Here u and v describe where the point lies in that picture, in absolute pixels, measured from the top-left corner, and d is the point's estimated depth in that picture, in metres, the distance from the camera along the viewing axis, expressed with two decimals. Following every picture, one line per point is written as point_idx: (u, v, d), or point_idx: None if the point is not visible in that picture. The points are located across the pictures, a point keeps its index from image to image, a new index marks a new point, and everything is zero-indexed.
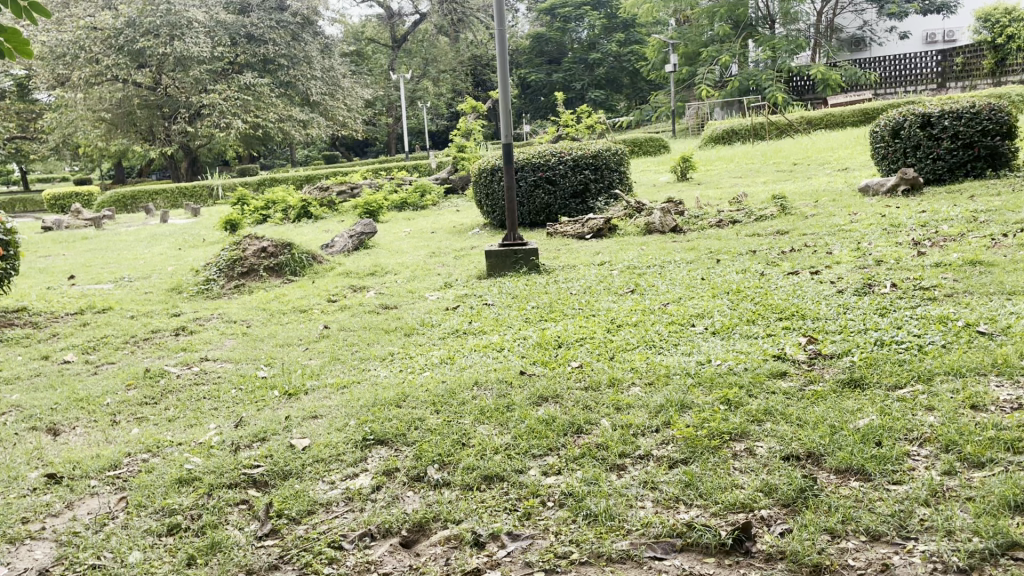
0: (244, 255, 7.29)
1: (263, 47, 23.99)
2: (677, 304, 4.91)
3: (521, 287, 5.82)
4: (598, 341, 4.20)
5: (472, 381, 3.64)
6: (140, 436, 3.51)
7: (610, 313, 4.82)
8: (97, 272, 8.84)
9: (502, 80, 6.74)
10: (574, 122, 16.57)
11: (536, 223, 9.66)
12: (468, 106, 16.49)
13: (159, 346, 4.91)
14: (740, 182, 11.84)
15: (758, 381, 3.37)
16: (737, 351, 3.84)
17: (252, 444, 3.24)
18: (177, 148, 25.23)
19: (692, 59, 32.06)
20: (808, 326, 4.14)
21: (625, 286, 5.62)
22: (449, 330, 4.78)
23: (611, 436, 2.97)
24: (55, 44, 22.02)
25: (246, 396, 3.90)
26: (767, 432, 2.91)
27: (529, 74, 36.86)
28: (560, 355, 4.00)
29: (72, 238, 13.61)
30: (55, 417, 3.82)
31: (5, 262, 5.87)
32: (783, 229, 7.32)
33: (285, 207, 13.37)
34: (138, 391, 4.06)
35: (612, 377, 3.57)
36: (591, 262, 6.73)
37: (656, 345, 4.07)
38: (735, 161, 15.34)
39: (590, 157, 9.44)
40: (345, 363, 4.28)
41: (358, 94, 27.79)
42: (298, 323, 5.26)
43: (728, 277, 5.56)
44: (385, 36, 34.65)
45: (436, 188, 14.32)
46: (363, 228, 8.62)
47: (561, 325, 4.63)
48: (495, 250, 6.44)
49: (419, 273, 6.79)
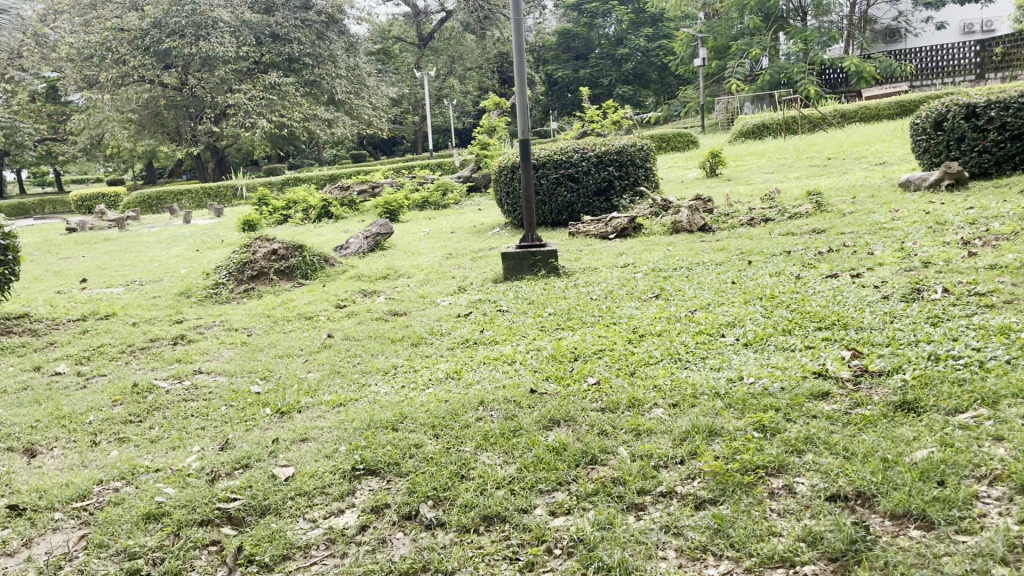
0: (253, 258, 7.04)
1: (288, 46, 23.84)
2: (705, 311, 4.54)
3: (538, 291, 5.47)
4: (618, 354, 3.84)
5: (478, 400, 3.31)
6: (117, 460, 3.22)
7: (633, 322, 4.46)
8: (110, 275, 8.66)
9: (520, 74, 6.41)
10: (600, 118, 16.20)
11: (559, 222, 9.32)
12: (491, 103, 16.16)
13: (155, 356, 4.64)
14: (771, 178, 11.38)
15: (795, 404, 3.00)
16: (772, 366, 3.46)
17: (233, 472, 2.95)
18: (203, 148, 25.22)
19: (722, 53, 31.45)
20: (850, 337, 3.75)
21: (649, 290, 5.26)
22: (459, 340, 4.46)
23: (630, 467, 2.62)
24: (83, 45, 22.12)
25: (236, 414, 3.60)
26: (808, 467, 2.55)
27: (555, 71, 36.45)
28: (576, 370, 3.66)
29: (95, 240, 13.53)
30: (31, 437, 3.54)
31: (4, 267, 5.60)
32: (819, 228, 6.88)
33: (305, 207, 13.17)
34: (123, 408, 3.78)
35: (631, 397, 3.22)
36: (613, 264, 6.38)
37: (681, 359, 3.70)
38: (765, 156, 14.83)
39: (614, 152, 9.03)
40: (344, 377, 3.98)
41: (383, 92, 27.68)
42: (302, 331, 4.97)
43: (761, 281, 5.17)
44: (412, 34, 34.43)
45: (458, 186, 14.03)
46: (379, 229, 8.35)
47: (579, 335, 4.28)
48: (512, 252, 6.10)
49: (433, 276, 6.48)
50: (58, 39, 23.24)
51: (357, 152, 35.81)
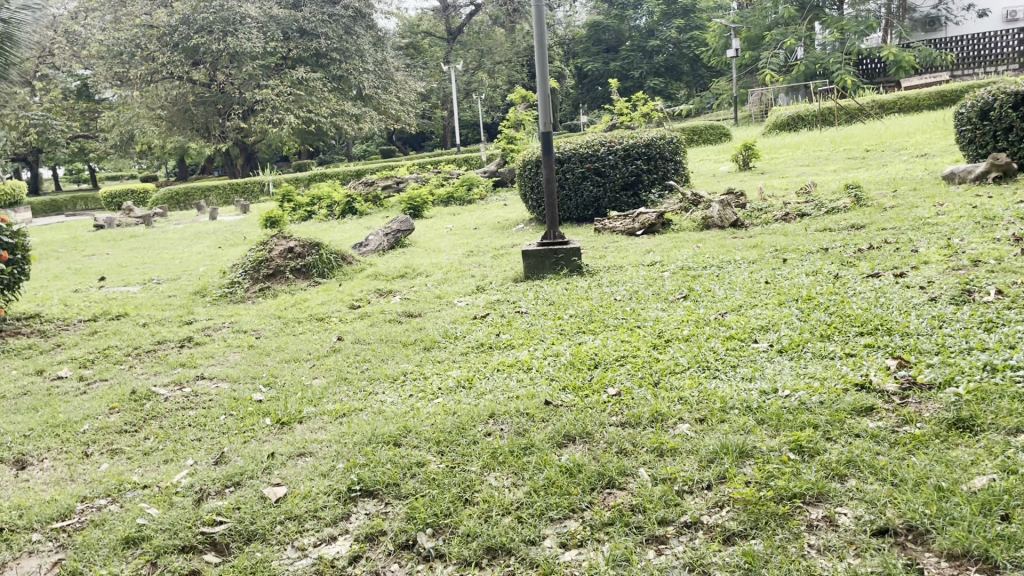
0: (269, 256, 6.88)
1: (316, 41, 23.59)
2: (737, 314, 4.25)
3: (559, 292, 5.22)
4: (640, 362, 3.58)
5: (489, 412, 3.09)
6: (105, 475, 3.02)
7: (659, 325, 4.18)
8: (129, 273, 8.55)
9: (542, 66, 6.14)
10: (630, 111, 15.87)
11: (585, 217, 9.06)
12: (518, 96, 15.86)
13: (159, 360, 4.47)
14: (806, 171, 10.99)
15: (837, 421, 2.72)
16: (810, 377, 3.17)
17: (223, 490, 2.75)
18: (232, 144, 25.29)
19: (756, 44, 30.88)
20: (896, 344, 3.44)
21: (677, 291, 4.97)
22: (474, 344, 4.22)
23: (651, 494, 2.36)
24: (113, 42, 22.05)
25: (235, 424, 3.40)
26: (852, 494, 2.27)
27: (585, 64, 35.99)
28: (595, 379, 3.40)
29: (120, 237, 13.52)
30: (21, 447, 3.37)
31: (13, 267, 5.46)
32: (858, 223, 6.54)
33: (329, 203, 13.02)
34: (120, 417, 3.60)
35: (654, 410, 2.96)
36: (639, 262, 6.10)
37: (709, 368, 3.43)
38: (801, 149, 14.37)
39: (643, 146, 8.73)
40: (351, 385, 3.76)
41: (410, 86, 27.55)
42: (312, 334, 4.77)
43: (797, 280, 4.86)
44: (441, 28, 34.27)
45: (484, 181, 13.79)
46: (399, 226, 8.15)
47: (600, 339, 4.02)
48: (533, 250, 5.87)
49: (452, 275, 6.26)
50: (89, 37, 23.34)
51: (386, 147, 35.73)
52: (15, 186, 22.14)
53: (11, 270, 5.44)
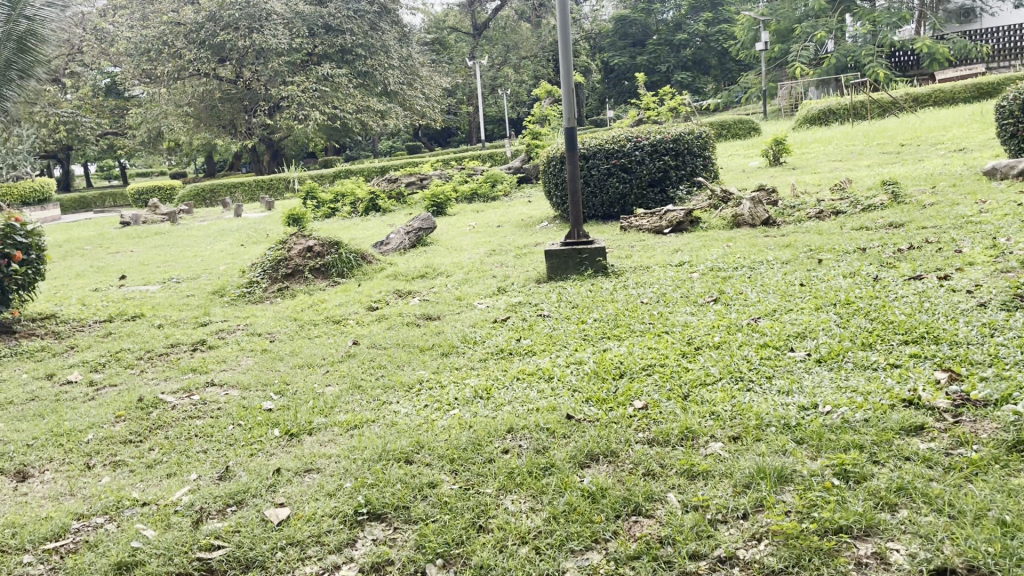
0: (288, 255, 6.76)
1: (341, 37, 23.46)
2: (771, 320, 4.02)
3: (583, 293, 5.02)
4: (669, 372, 3.37)
5: (507, 426, 2.90)
6: (106, 490, 2.89)
7: (688, 331, 3.97)
8: (150, 272, 8.52)
9: (566, 58, 5.94)
10: (657, 105, 15.59)
11: (611, 215, 8.85)
12: (543, 90, 15.64)
13: (171, 365, 4.34)
14: (839, 167, 10.65)
15: (884, 441, 2.50)
16: (852, 392, 2.94)
17: (224, 510, 2.60)
18: (258, 140, 25.35)
19: (785, 37, 30.41)
20: (944, 354, 3.20)
21: (707, 294, 4.75)
22: (493, 350, 4.04)
23: (683, 522, 2.16)
24: (141, 40, 22.18)
25: (242, 435, 3.25)
26: (905, 527, 2.05)
27: (611, 58, 35.65)
28: (620, 391, 3.19)
29: (145, 234, 13.52)
30: (24, 457, 3.26)
31: (28, 267, 5.36)
32: (896, 221, 6.26)
33: (352, 200, 12.92)
34: (125, 426, 3.47)
35: (684, 426, 2.76)
36: (667, 262, 5.87)
37: (743, 381, 3.21)
38: (833, 143, 14.01)
39: (670, 141, 8.47)
40: (364, 393, 3.59)
41: (435, 82, 27.45)
42: (327, 337, 4.62)
43: (834, 283, 4.61)
44: (466, 24, 34.12)
45: (509, 177, 13.61)
46: (421, 224, 7.99)
47: (626, 347, 3.81)
48: (556, 250, 5.68)
49: (473, 275, 6.09)
50: (117, 35, 23.52)
51: (411, 143, 35.63)
52: (45, 183, 22.41)
53: (25, 270, 5.33)
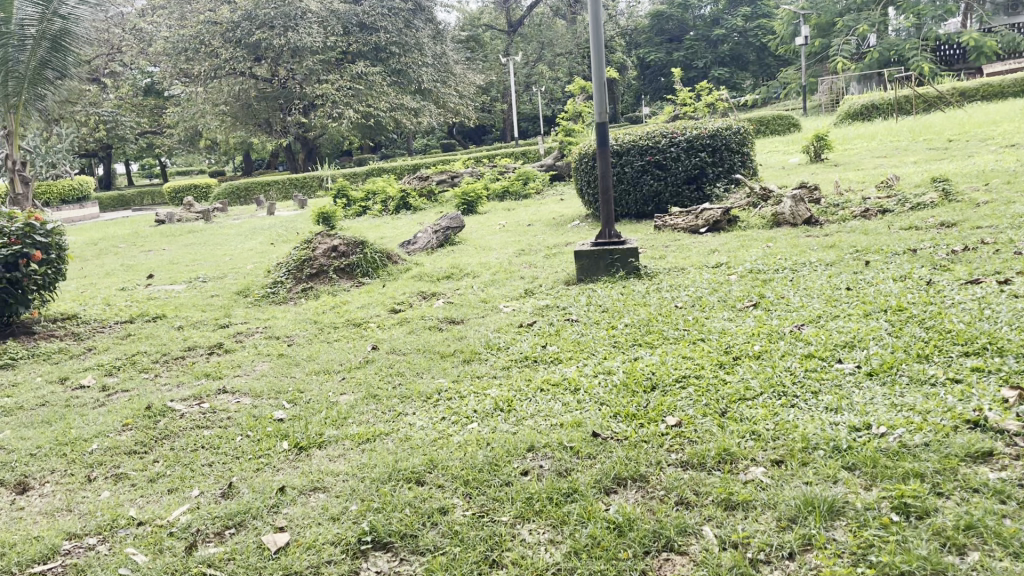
0: (313, 255, 6.60)
1: (375, 35, 23.31)
2: (816, 327, 3.74)
3: (614, 297, 4.78)
4: (704, 385, 3.11)
5: (527, 443, 2.68)
6: (104, 506, 2.74)
7: (725, 338, 3.71)
8: (178, 271, 8.46)
9: (598, 51, 5.70)
10: (694, 101, 15.24)
11: (645, 213, 8.57)
12: (577, 86, 15.37)
13: (185, 369, 4.20)
14: (885, 163, 10.21)
15: (947, 469, 2.22)
16: (907, 410, 2.67)
17: (223, 533, 2.42)
18: (293, 138, 25.44)
19: (826, 31, 29.76)
20: (1011, 367, 2.89)
21: (746, 297, 4.48)
22: (517, 357, 3.82)
23: (719, 563, 1.93)
24: (178, 39, 22.32)
25: (250, 448, 3.08)
26: (977, 575, 1.78)
27: (647, 54, 35.19)
28: (651, 406, 2.95)
29: (178, 232, 13.56)
30: (26, 468, 3.12)
31: (48, 266, 5.26)
32: (949, 220, 5.90)
33: (383, 198, 12.82)
34: (131, 435, 3.32)
35: (721, 447, 2.51)
36: (703, 263, 5.60)
37: (786, 396, 2.94)
38: (877, 139, 13.52)
39: (707, 136, 8.16)
40: (380, 403, 3.40)
41: (470, 80, 27.21)
42: (347, 342, 4.44)
43: (883, 287, 4.31)
44: (501, 21, 33.89)
45: (541, 175, 13.39)
46: (448, 223, 7.81)
47: (659, 356, 3.57)
48: (586, 250, 5.44)
49: (500, 276, 5.89)
50: (155, 35, 23.70)
51: (445, 141, 35.55)
52: (83, 182, 22.39)
53: (45, 271, 5.24)
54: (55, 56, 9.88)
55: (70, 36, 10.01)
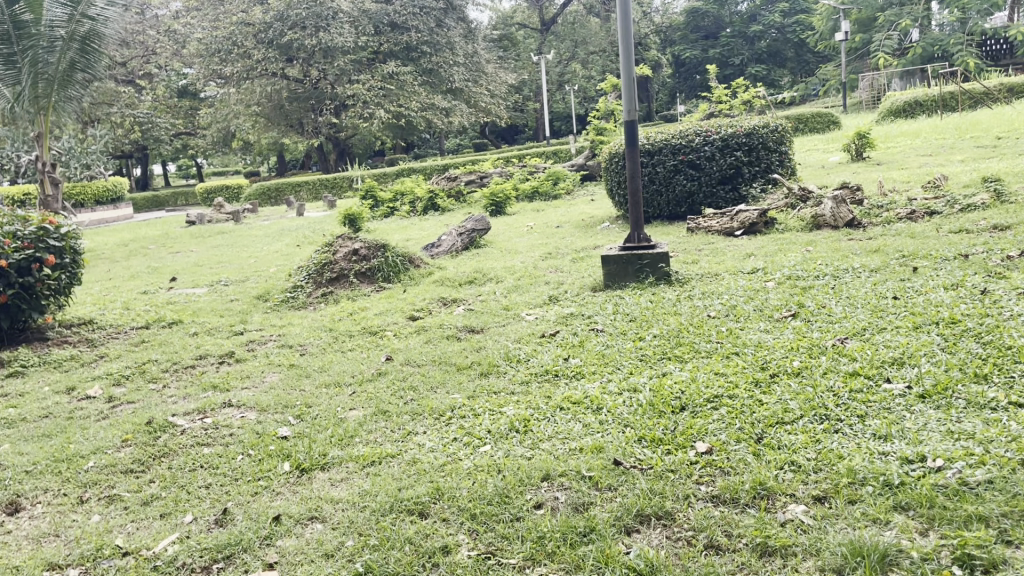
0: (333, 259, 6.44)
1: (406, 34, 23.14)
2: (861, 341, 3.46)
3: (642, 305, 4.53)
4: (738, 406, 2.85)
5: (542, 471, 2.46)
6: (93, 531, 2.56)
7: (761, 353, 3.44)
8: (202, 273, 8.38)
9: (627, 47, 5.45)
10: (729, 98, 14.84)
11: (677, 215, 8.29)
12: (609, 84, 15.07)
13: (193, 380, 4.05)
14: (930, 162, 9.78)
15: (1018, 512, 1.95)
16: (965, 439, 2.39)
17: (211, 568, 2.24)
18: (325, 138, 25.43)
19: (867, 26, 29.05)
20: None
21: (783, 307, 4.20)
22: (538, 370, 3.60)
23: None
24: (212, 40, 22.48)
25: (250, 469, 2.89)
26: None
27: (682, 50, 34.68)
28: (678, 429, 2.70)
29: (209, 234, 13.56)
30: (19, 486, 2.95)
31: (61, 271, 5.16)
32: (1003, 224, 5.53)
33: (411, 199, 12.66)
34: (130, 451, 3.16)
35: (757, 481, 2.26)
36: (738, 269, 5.32)
37: (829, 421, 2.68)
38: (920, 137, 13.03)
39: (743, 135, 7.84)
40: (389, 420, 3.20)
41: (501, 78, 26.97)
42: (361, 352, 4.26)
43: (934, 297, 4.00)
44: (534, 19, 33.65)
45: (571, 175, 13.13)
46: (474, 224, 7.62)
47: (689, 372, 3.31)
48: (614, 255, 5.19)
49: (524, 281, 5.66)
50: (189, 36, 23.87)
51: (478, 141, 35.41)
52: (118, 182, 22.63)
53: (59, 276, 5.14)
54: (84, 57, 9.97)
55: (98, 38, 10.08)
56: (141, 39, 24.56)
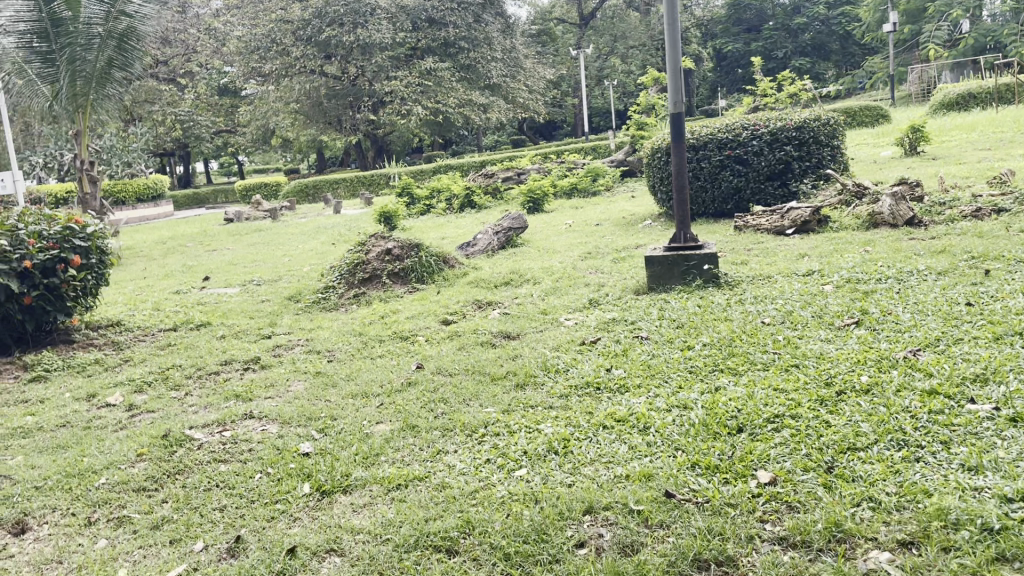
0: (366, 259, 6.24)
1: (444, 30, 22.89)
2: (936, 354, 3.12)
3: (690, 310, 4.23)
4: (803, 429, 2.56)
5: (584, 503, 2.20)
6: (96, 560, 2.37)
7: (824, 366, 3.13)
8: (236, 272, 8.29)
9: (673, 36, 5.16)
10: (775, 91, 14.35)
11: (723, 213, 7.95)
12: (649, 78, 14.70)
13: (216, 388, 3.87)
14: (989, 157, 9.28)
15: None
16: None
17: None
18: (362, 136, 25.34)
19: (916, 17, 28.16)
20: None
21: (845, 313, 3.87)
22: (578, 382, 3.33)
23: None
24: (251, 39, 22.58)
25: (267, 490, 2.67)
26: None
27: (723, 44, 33.97)
28: (736, 454, 2.42)
29: (246, 231, 13.54)
30: (27, 504, 2.78)
31: (87, 271, 5.04)
32: None
33: (448, 196, 12.46)
34: (144, 467, 2.98)
35: (831, 521, 1.97)
36: (792, 271, 4.99)
37: (908, 448, 2.37)
38: (976, 131, 12.42)
39: (793, 129, 7.49)
40: (418, 437, 2.96)
41: (539, 74, 26.61)
42: (391, 359, 4.03)
43: (1014, 304, 3.62)
44: (573, 14, 33.27)
45: (611, 171, 12.80)
46: (511, 222, 7.38)
47: (744, 387, 3.02)
48: (658, 256, 4.91)
49: (563, 282, 5.41)
50: (229, 33, 24.06)
51: (515, 136, 35.13)
52: (159, 180, 22.87)
53: (85, 276, 5.02)
54: (122, 55, 9.88)
55: (136, 35, 9.97)
56: (183, 37, 25.07)
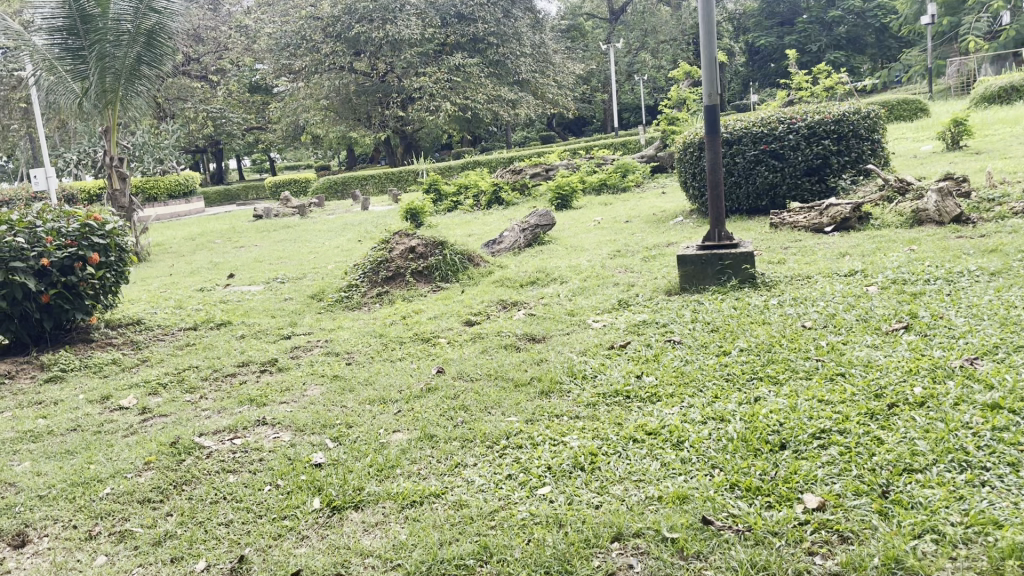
0: (389, 256, 6.08)
1: (473, 26, 22.70)
2: (997, 363, 2.87)
3: (725, 313, 4.01)
4: (853, 446, 2.34)
5: (612, 529, 2.03)
6: None
7: (872, 375, 2.91)
8: (260, 270, 8.20)
9: (708, 24, 4.93)
10: (810, 84, 13.95)
11: (757, 208, 7.68)
12: (680, 72, 14.37)
13: (231, 391, 3.74)
14: None
15: None
16: None
17: None
18: (390, 132, 25.27)
19: (956, 9, 27.35)
20: None
21: (893, 317, 3.63)
22: (606, 391, 3.13)
23: None
24: (282, 35, 22.67)
25: (276, 504, 2.52)
26: None
27: (757, 38, 33.36)
28: (779, 475, 2.22)
29: (274, 228, 13.52)
30: (29, 514, 2.66)
31: (106, 268, 4.95)
32: None
33: (475, 193, 12.30)
34: (151, 476, 2.85)
35: (889, 557, 1.77)
36: (832, 271, 4.75)
37: (972, 470, 2.14)
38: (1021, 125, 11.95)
39: (832, 122, 7.19)
40: (435, 448, 2.79)
41: (568, 69, 26.34)
42: (411, 363, 3.87)
43: None
44: (604, 9, 32.86)
45: (641, 166, 12.53)
46: (538, 219, 7.20)
47: (786, 397, 2.81)
48: (691, 255, 4.70)
49: (591, 282, 5.21)
50: (260, 31, 24.18)
51: (544, 133, 34.84)
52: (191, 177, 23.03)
53: (103, 274, 4.93)
54: (150, 52, 9.83)
55: (165, 31, 9.91)
56: (213, 35, 25.32)
